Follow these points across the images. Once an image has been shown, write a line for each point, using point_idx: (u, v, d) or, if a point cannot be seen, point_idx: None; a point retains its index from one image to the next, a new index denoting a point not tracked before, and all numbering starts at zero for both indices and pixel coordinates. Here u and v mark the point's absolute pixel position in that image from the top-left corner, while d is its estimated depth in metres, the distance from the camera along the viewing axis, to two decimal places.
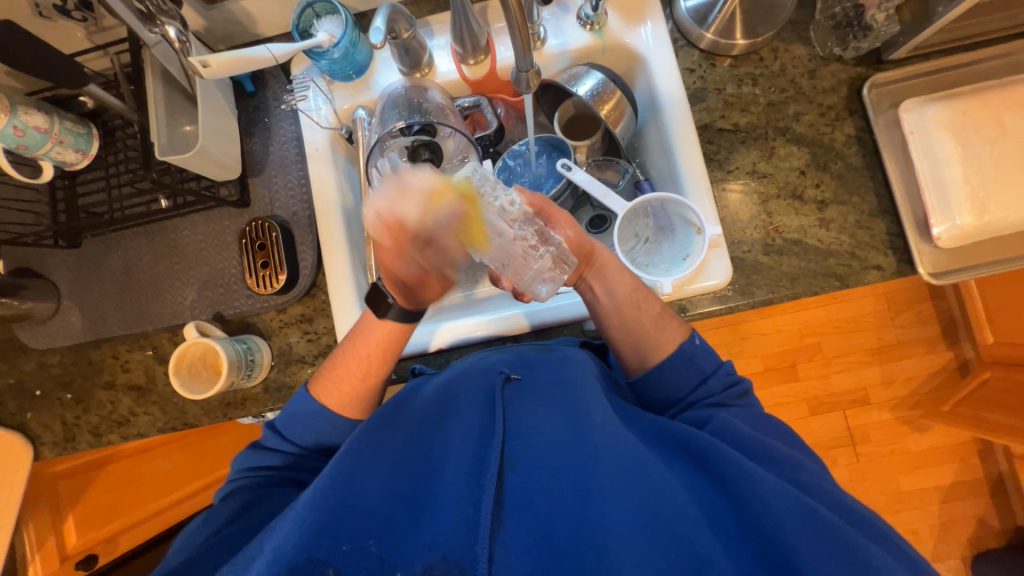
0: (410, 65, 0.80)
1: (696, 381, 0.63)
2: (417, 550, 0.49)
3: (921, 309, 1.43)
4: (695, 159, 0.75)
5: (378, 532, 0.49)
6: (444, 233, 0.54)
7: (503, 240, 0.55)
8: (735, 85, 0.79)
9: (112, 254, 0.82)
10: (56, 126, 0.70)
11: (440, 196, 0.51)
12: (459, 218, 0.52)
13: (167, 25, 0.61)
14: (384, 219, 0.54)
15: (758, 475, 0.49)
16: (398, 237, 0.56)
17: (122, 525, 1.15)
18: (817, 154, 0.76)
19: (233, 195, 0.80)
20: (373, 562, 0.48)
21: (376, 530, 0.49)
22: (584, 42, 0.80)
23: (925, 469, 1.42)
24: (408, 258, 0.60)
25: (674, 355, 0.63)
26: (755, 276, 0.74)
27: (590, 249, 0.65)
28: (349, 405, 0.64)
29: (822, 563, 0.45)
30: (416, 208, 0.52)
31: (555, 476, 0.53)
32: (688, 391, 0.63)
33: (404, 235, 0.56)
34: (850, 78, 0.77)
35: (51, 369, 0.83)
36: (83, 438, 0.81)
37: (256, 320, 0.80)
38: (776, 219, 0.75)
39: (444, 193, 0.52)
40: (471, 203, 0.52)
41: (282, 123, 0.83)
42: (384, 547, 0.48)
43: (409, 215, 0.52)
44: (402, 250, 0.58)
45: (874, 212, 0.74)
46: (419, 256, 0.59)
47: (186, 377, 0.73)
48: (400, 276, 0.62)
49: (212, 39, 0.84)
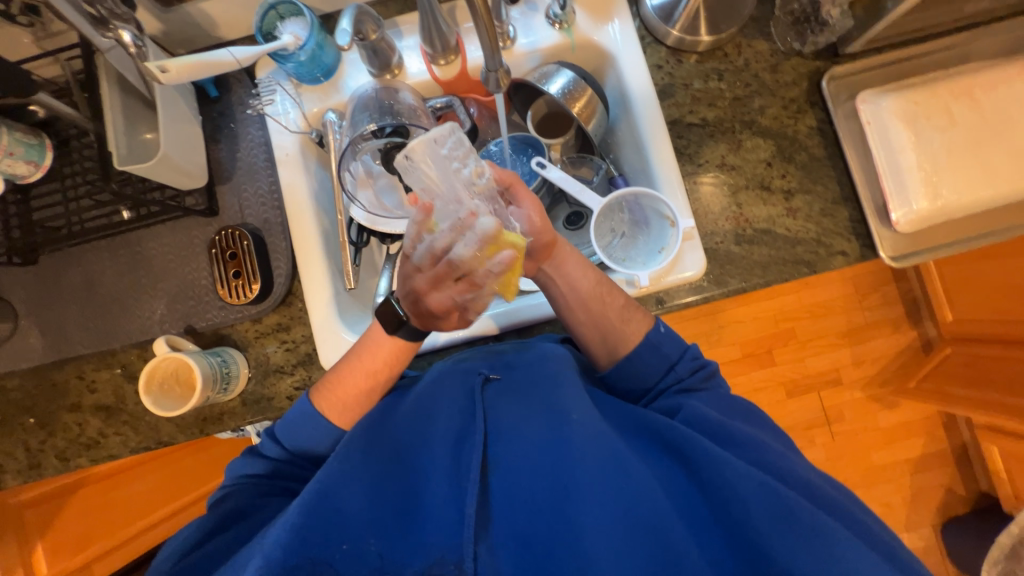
0: (380, 66, 0.79)
1: (662, 368, 0.64)
2: (416, 550, 0.50)
3: (886, 292, 1.49)
4: (666, 153, 0.76)
5: (377, 531, 0.50)
6: (488, 287, 0.54)
7: (522, 278, 0.58)
8: (701, 81, 0.81)
9: (73, 269, 0.79)
10: (3, 138, 0.67)
11: (495, 247, 0.51)
12: (508, 267, 0.52)
13: (121, 30, 0.59)
14: (432, 252, 0.52)
15: (728, 462, 0.50)
16: (438, 271, 0.53)
17: (94, 553, 1.09)
18: (781, 146, 0.79)
19: (200, 204, 0.78)
20: (373, 561, 0.48)
21: (378, 530, 0.50)
22: (553, 41, 0.81)
23: (896, 444, 1.49)
24: (445, 290, 0.54)
25: (640, 345, 0.64)
26: (728, 266, 0.76)
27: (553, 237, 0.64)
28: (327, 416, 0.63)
29: (789, 546, 0.46)
30: (466, 252, 0.51)
31: (534, 476, 0.53)
32: (659, 377, 0.64)
33: (446, 270, 0.53)
34: (810, 72, 0.80)
35: (11, 394, 0.79)
36: (49, 464, 0.77)
37: (230, 332, 0.78)
38: (746, 210, 0.77)
39: (503, 248, 0.52)
40: (518, 254, 0.53)
41: (249, 128, 0.81)
42: (383, 547, 0.49)
43: (456, 256, 0.51)
44: (438, 283, 0.54)
45: (837, 200, 0.77)
46: (457, 293, 0.54)
47: (157, 394, 0.71)
48: (427, 306, 0.56)
49: (171, 43, 0.81)
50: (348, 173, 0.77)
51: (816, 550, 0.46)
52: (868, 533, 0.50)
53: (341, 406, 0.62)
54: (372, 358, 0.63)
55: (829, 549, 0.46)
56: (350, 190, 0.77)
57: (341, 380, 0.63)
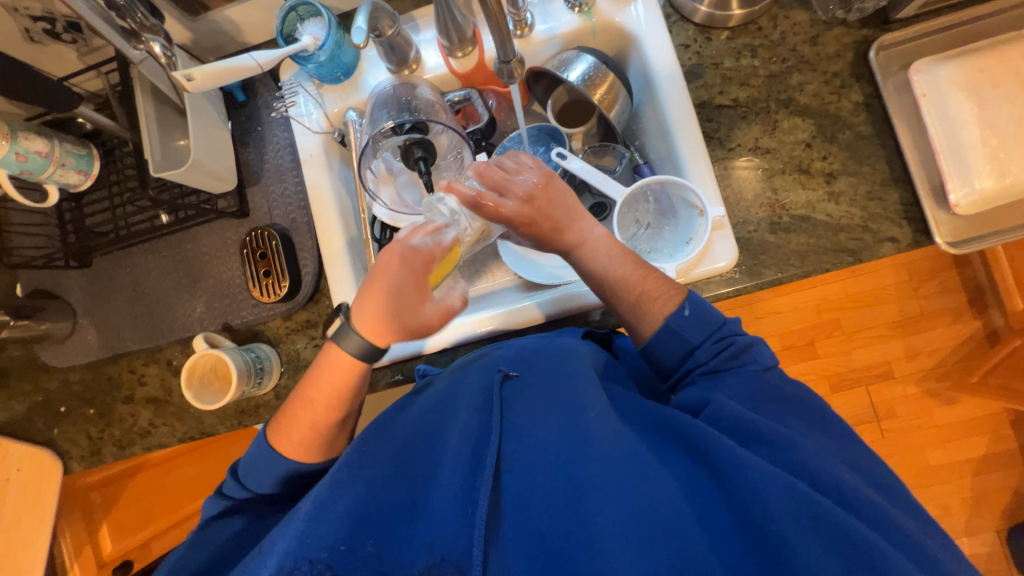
0: (397, 62, 0.79)
1: (681, 352, 0.60)
2: (416, 548, 0.47)
3: (946, 279, 1.37)
4: (694, 138, 0.72)
5: (376, 531, 0.46)
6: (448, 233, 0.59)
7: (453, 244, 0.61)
8: (733, 58, 0.76)
9: (122, 271, 0.84)
10: (56, 150, 0.72)
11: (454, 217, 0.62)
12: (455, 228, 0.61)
13: (151, 41, 0.63)
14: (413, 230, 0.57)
15: (751, 461, 0.46)
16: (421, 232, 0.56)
17: (154, 530, 1.19)
18: (822, 125, 0.73)
19: (232, 206, 0.81)
20: (372, 563, 0.45)
21: (377, 530, 0.47)
22: (573, 25, 0.78)
23: (955, 443, 1.38)
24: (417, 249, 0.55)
25: (659, 331, 0.60)
26: (762, 256, 0.71)
27: (559, 219, 0.64)
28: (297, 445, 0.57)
29: (817, 559, 0.41)
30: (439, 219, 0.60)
31: (548, 474, 0.49)
32: (679, 361, 0.61)
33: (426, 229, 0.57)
34: (855, 42, 0.74)
35: (73, 386, 0.85)
36: (108, 451, 0.84)
37: (263, 328, 0.81)
38: (783, 196, 0.72)
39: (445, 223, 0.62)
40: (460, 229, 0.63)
41: (276, 131, 0.83)
42: (383, 547, 0.46)
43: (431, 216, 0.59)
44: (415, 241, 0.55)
45: (887, 181, 0.71)
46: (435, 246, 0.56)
47: (198, 388, 0.75)
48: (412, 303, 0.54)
49: (201, 51, 0.84)
50: (368, 171, 0.78)
51: (841, 558, 0.41)
52: (928, 556, 0.43)
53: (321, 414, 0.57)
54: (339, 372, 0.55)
55: (856, 556, 0.41)
56: (372, 189, 0.79)
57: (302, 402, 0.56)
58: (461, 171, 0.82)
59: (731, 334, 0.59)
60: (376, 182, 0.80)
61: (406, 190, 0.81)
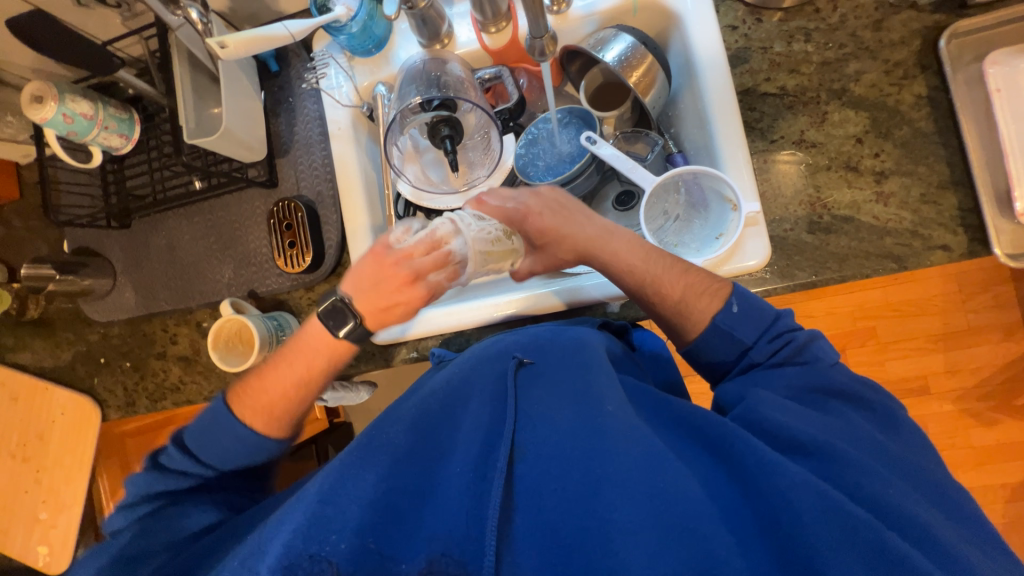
0: (429, 36, 0.77)
1: (734, 354, 0.57)
2: (419, 539, 0.46)
3: None
4: (733, 128, 0.68)
5: (380, 531, 0.45)
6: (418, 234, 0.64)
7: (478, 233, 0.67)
8: (784, 43, 0.71)
9: (158, 234, 0.87)
10: (100, 113, 0.74)
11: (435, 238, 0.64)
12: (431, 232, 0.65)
13: (189, 9, 0.63)
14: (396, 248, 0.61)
15: (778, 467, 0.44)
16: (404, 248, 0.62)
17: None
18: (877, 119, 0.67)
19: (262, 175, 0.83)
20: (374, 559, 0.44)
21: (381, 527, 0.45)
22: (613, 2, 0.74)
23: (990, 465, 1.30)
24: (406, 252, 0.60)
25: (706, 331, 0.57)
26: (797, 257, 0.68)
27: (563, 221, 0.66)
28: (257, 419, 0.57)
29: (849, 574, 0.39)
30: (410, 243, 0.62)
31: (563, 467, 0.48)
32: (733, 359, 0.57)
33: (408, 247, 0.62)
34: (925, 27, 0.67)
35: (112, 339, 0.91)
36: (141, 403, 0.90)
37: (286, 297, 0.84)
38: (825, 194, 0.68)
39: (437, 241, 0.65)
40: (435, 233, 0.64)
41: (306, 102, 0.84)
42: (385, 543, 0.45)
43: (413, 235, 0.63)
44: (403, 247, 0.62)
45: (945, 184, 0.65)
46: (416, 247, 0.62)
47: (223, 351, 0.78)
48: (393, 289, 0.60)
49: (237, 19, 0.85)
50: (395, 147, 0.78)
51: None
52: None
53: (284, 384, 0.58)
54: (306, 349, 0.58)
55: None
56: (397, 165, 0.79)
57: (268, 381, 0.58)
58: (486, 152, 0.82)
59: (788, 329, 0.56)
60: (402, 159, 0.80)
61: (431, 169, 0.82)
